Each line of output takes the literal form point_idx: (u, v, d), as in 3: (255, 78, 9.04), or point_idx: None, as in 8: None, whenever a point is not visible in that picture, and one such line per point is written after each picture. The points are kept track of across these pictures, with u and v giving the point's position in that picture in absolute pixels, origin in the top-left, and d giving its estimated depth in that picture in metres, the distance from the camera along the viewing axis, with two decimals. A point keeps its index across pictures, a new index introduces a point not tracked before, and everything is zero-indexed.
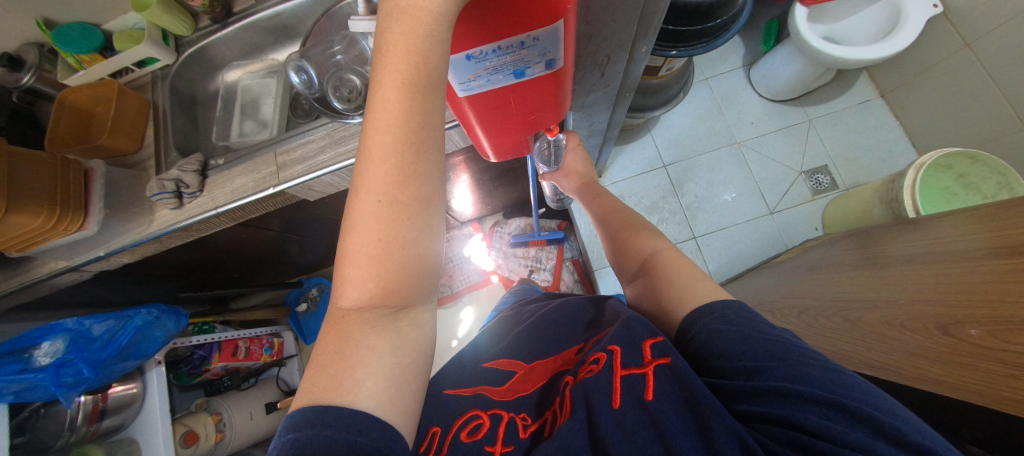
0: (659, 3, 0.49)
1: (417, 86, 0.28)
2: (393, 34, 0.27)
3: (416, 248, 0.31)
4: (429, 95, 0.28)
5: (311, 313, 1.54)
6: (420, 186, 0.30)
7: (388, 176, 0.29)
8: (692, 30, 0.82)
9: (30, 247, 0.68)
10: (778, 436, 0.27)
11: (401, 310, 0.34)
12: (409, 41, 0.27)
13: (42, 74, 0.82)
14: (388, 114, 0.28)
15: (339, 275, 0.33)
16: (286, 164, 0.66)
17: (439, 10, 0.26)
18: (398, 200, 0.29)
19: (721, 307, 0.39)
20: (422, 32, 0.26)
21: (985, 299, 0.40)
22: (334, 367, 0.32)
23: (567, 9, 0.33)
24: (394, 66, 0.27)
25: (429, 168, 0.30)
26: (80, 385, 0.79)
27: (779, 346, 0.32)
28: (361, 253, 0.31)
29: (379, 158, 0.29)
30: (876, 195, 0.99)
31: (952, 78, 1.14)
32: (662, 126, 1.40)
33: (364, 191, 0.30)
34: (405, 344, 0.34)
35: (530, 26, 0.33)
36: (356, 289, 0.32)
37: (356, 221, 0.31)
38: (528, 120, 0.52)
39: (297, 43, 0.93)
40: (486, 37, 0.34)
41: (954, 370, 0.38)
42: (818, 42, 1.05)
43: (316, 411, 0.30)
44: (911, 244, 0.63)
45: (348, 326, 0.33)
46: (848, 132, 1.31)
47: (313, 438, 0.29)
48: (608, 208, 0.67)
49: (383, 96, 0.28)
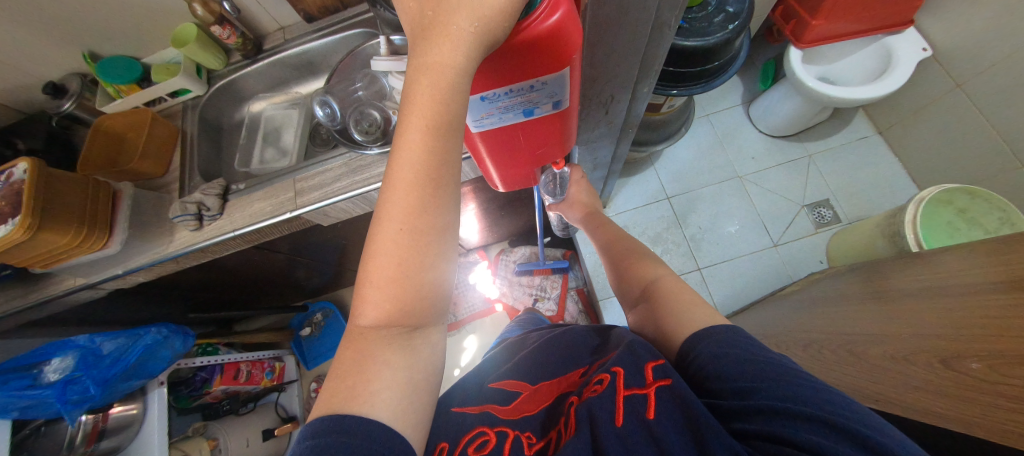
0: (657, 48, 0.52)
1: (439, 128, 0.30)
2: (420, 84, 0.30)
3: (433, 272, 0.33)
4: (449, 136, 0.31)
5: (314, 337, 1.56)
6: (437, 216, 0.32)
7: (409, 206, 0.31)
8: (691, 71, 0.87)
9: (52, 264, 0.70)
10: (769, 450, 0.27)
11: (415, 329, 0.35)
12: (435, 91, 0.29)
13: (81, 102, 0.87)
14: (413, 153, 0.31)
15: (359, 295, 0.35)
16: (304, 190, 0.69)
17: (461, 65, 0.29)
18: (417, 228, 0.32)
19: (719, 331, 0.39)
20: (445, 83, 0.29)
21: (987, 334, 0.40)
22: (350, 379, 0.33)
23: (573, 58, 0.36)
24: (420, 110, 0.30)
25: (447, 200, 0.32)
26: (84, 403, 0.79)
27: (774, 368, 0.33)
28: (381, 276, 0.33)
29: (402, 190, 0.31)
30: (879, 228, 1.01)
31: (946, 116, 1.17)
32: (664, 159, 1.44)
33: (386, 219, 0.32)
34: (418, 361, 0.35)
35: (539, 73, 0.36)
36: (375, 309, 0.33)
37: (378, 246, 0.33)
38: (536, 155, 0.55)
39: (320, 78, 1.00)
40: (499, 82, 0.37)
41: (956, 403, 0.38)
42: (813, 82, 1.10)
43: (336, 418, 0.31)
44: (914, 280, 0.63)
45: (365, 343, 0.34)
46: (848, 167, 1.34)
47: (331, 444, 0.29)
48: (612, 236, 0.69)
49: (408, 135, 0.31)
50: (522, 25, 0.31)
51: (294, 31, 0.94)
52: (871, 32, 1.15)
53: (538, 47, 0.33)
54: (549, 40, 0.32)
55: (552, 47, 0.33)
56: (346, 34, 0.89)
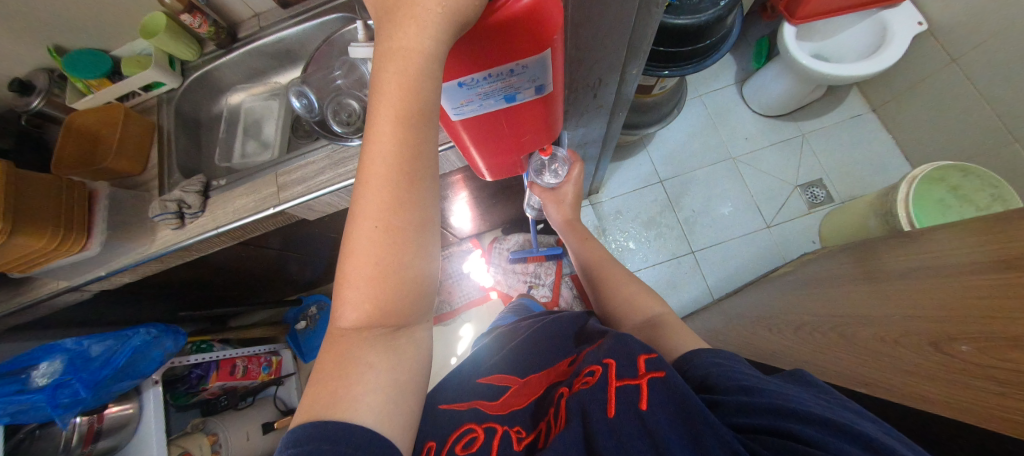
0: (646, 27, 0.50)
1: (410, 119, 0.29)
2: (387, 72, 0.28)
3: (413, 270, 0.32)
4: (421, 127, 0.29)
5: (310, 330, 1.53)
6: (414, 211, 0.31)
7: (384, 202, 0.30)
8: (683, 51, 0.85)
9: (31, 268, 0.68)
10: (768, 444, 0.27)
11: (399, 329, 0.34)
12: (403, 78, 0.27)
13: (51, 99, 0.83)
14: (385, 145, 0.29)
15: (338, 296, 0.33)
16: (287, 184, 0.67)
17: (430, 50, 0.27)
18: (393, 224, 0.30)
19: (721, 351, 0.41)
20: (414, 70, 0.27)
21: (979, 315, 0.39)
22: (333, 384, 0.32)
23: (553, 40, 0.34)
24: (388, 100, 0.28)
25: (423, 195, 0.31)
26: (75, 406, 0.79)
27: (777, 384, 0.34)
28: (359, 276, 0.32)
29: (376, 185, 0.30)
30: (872, 208, 1.01)
31: (941, 92, 1.16)
32: (657, 142, 1.42)
33: (361, 217, 0.31)
34: (404, 361, 0.35)
35: (517, 56, 0.34)
36: (354, 309, 0.33)
37: (354, 245, 0.31)
38: (521, 142, 0.53)
39: (299, 67, 0.97)
40: (476, 66, 0.35)
41: (945, 383, 0.38)
42: (807, 59, 1.08)
43: (317, 425, 0.30)
44: (907, 259, 0.63)
45: (346, 345, 0.33)
46: (841, 146, 1.33)
47: (311, 451, 0.28)
48: (594, 257, 0.75)
49: (378, 127, 0.29)
50: (496, 4, 0.29)
51: (270, 18, 0.91)
52: (867, 6, 1.12)
53: (516, 28, 0.31)
54: (526, 21, 0.30)
55: (529, 27, 0.31)
56: (324, 20, 0.86)
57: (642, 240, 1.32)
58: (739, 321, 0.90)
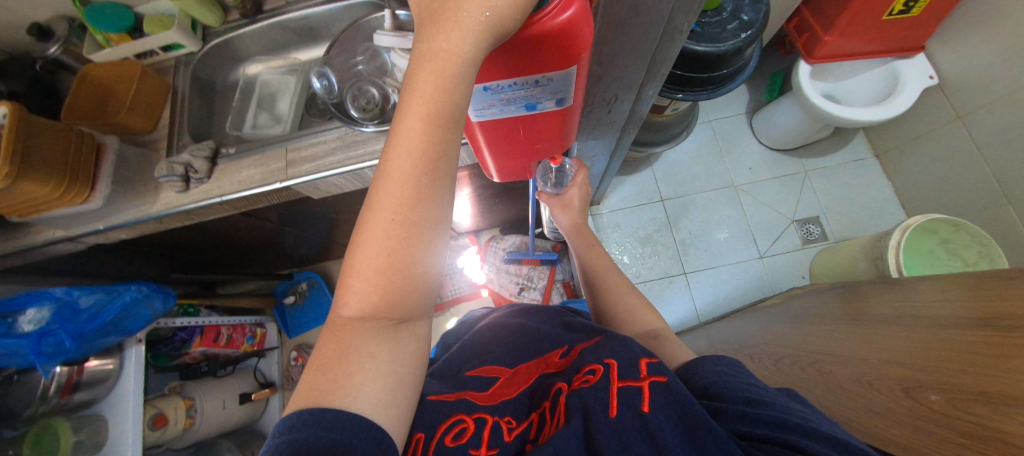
0: (668, 51, 0.52)
1: (439, 119, 0.30)
2: (423, 71, 0.29)
3: (423, 265, 0.33)
4: (449, 128, 0.30)
5: (297, 307, 1.56)
6: (432, 209, 0.32)
7: (404, 197, 0.31)
8: (699, 77, 0.87)
9: (31, 213, 0.69)
10: (761, 447, 0.31)
11: (401, 322, 0.35)
12: (438, 80, 0.28)
13: (68, 48, 0.83)
14: (411, 142, 0.30)
15: (345, 283, 0.34)
16: (296, 161, 0.68)
17: (468, 56, 0.28)
18: (410, 220, 0.31)
19: (726, 362, 0.45)
20: (451, 73, 0.28)
21: (951, 368, 0.41)
22: (334, 371, 0.33)
23: (581, 57, 0.35)
24: (420, 98, 0.29)
25: (442, 194, 0.32)
26: (59, 356, 0.79)
27: (776, 397, 0.38)
28: (370, 266, 0.32)
29: (398, 179, 0.31)
30: (863, 251, 1.03)
31: (942, 146, 1.19)
32: (662, 161, 1.44)
33: (378, 209, 0.32)
34: (404, 354, 0.36)
35: (545, 69, 0.35)
36: (360, 298, 0.33)
37: (368, 234, 0.32)
38: (534, 148, 0.54)
39: (320, 46, 0.97)
40: (504, 74, 0.36)
41: (911, 426, 0.39)
42: (818, 99, 1.10)
43: (315, 413, 0.31)
44: (890, 306, 0.65)
45: (349, 334, 0.34)
46: (841, 187, 1.36)
47: (310, 439, 0.29)
48: (599, 267, 0.75)
49: (407, 123, 0.30)
50: (533, 19, 0.30)
51: None
52: (882, 55, 1.14)
53: (549, 42, 0.32)
54: (559, 37, 0.31)
55: (563, 44, 0.32)
56: (350, 2, 0.86)
57: (637, 256, 1.33)
58: (721, 346, 0.92)
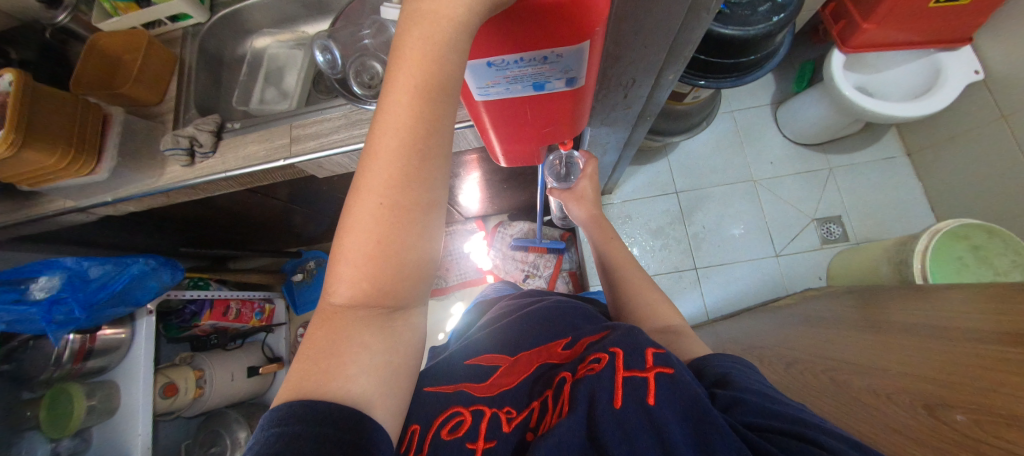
0: (691, 33, 0.48)
1: (430, 92, 0.28)
2: (412, 37, 0.27)
3: (415, 252, 0.32)
4: (441, 101, 0.28)
5: (306, 284, 1.54)
6: (423, 191, 0.30)
7: (392, 178, 0.29)
8: (724, 63, 0.81)
9: (41, 184, 0.69)
10: (774, 440, 0.29)
11: (395, 311, 0.35)
12: (427, 46, 0.26)
13: (77, 15, 0.83)
14: (399, 116, 0.28)
15: (333, 271, 0.33)
16: (300, 138, 0.66)
17: (461, 19, 0.25)
18: (399, 203, 0.30)
19: (741, 359, 0.44)
20: (441, 38, 0.26)
21: (981, 386, 0.38)
22: (324, 362, 0.32)
23: (595, 31, 0.32)
24: (408, 68, 0.27)
25: (435, 175, 0.30)
26: (71, 324, 0.82)
27: (788, 400, 0.36)
28: (358, 253, 0.31)
29: (385, 159, 0.29)
30: (886, 254, 0.98)
31: (982, 147, 1.11)
32: (679, 152, 1.39)
33: (365, 191, 0.30)
34: (398, 345, 0.35)
35: (554, 43, 0.32)
36: (349, 286, 0.32)
37: (355, 219, 0.31)
38: (542, 133, 0.51)
39: (328, 19, 0.95)
40: (510, 48, 0.33)
41: (919, 440, 0.36)
42: (850, 91, 1.03)
43: (306, 405, 0.29)
44: (913, 314, 0.62)
45: (339, 322, 0.33)
46: (867, 186, 1.29)
47: (300, 434, 0.28)
48: (618, 260, 0.73)
49: (395, 97, 0.28)
50: None
51: None
52: (923, 45, 1.06)
53: (558, 13, 0.29)
54: (571, 7, 0.28)
55: (573, 15, 0.29)
56: None
57: (648, 249, 1.30)
58: (727, 345, 0.89)
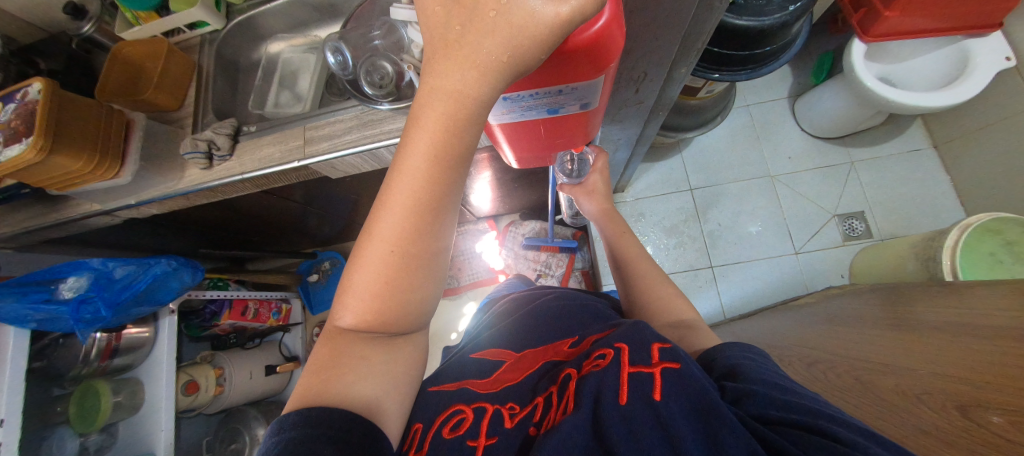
0: (705, 23, 0.46)
1: (446, 161, 0.29)
2: (434, 109, 0.27)
3: (419, 294, 0.34)
4: (455, 169, 0.29)
5: (321, 284, 1.57)
6: (430, 242, 0.32)
7: (403, 231, 0.31)
8: (737, 55, 0.80)
9: (68, 188, 0.72)
10: (785, 433, 0.27)
11: (396, 336, 0.37)
12: (449, 122, 0.27)
13: (101, 26, 0.84)
14: (415, 180, 0.29)
15: (340, 299, 0.35)
16: (313, 139, 0.67)
17: (485, 97, 0.26)
18: (408, 252, 0.32)
19: (749, 347, 0.43)
20: (465, 114, 0.26)
21: (1018, 385, 0.36)
22: (326, 373, 0.34)
23: (610, 67, 0.31)
24: (427, 138, 0.28)
25: (442, 228, 0.32)
26: (96, 323, 0.84)
27: (800, 389, 0.35)
28: (365, 290, 0.33)
29: (397, 214, 0.31)
30: (912, 250, 0.94)
31: (1015, 137, 1.06)
32: (693, 148, 1.36)
33: (377, 238, 0.32)
34: (398, 355, 0.38)
35: (569, 81, 0.32)
36: (353, 316, 0.34)
37: (365, 259, 0.33)
38: (555, 144, 0.49)
39: (340, 22, 0.96)
40: (524, 87, 0.33)
41: (948, 441, 0.34)
42: (872, 82, 0.99)
43: (302, 413, 0.31)
44: (943, 312, 0.59)
45: (341, 342, 0.35)
46: (891, 181, 1.24)
47: (297, 437, 0.29)
48: (631, 257, 0.71)
49: (412, 161, 0.29)
50: (565, 41, 0.27)
51: None
52: (949, 32, 1.02)
53: (574, 59, 0.29)
54: (588, 52, 0.28)
55: (589, 59, 0.29)
56: None
57: (662, 247, 1.28)
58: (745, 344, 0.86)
